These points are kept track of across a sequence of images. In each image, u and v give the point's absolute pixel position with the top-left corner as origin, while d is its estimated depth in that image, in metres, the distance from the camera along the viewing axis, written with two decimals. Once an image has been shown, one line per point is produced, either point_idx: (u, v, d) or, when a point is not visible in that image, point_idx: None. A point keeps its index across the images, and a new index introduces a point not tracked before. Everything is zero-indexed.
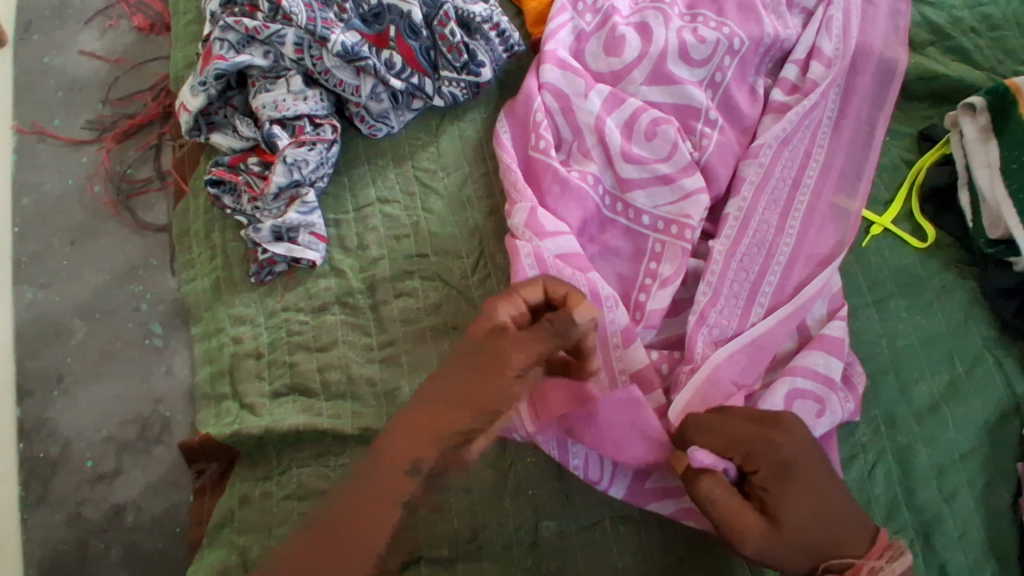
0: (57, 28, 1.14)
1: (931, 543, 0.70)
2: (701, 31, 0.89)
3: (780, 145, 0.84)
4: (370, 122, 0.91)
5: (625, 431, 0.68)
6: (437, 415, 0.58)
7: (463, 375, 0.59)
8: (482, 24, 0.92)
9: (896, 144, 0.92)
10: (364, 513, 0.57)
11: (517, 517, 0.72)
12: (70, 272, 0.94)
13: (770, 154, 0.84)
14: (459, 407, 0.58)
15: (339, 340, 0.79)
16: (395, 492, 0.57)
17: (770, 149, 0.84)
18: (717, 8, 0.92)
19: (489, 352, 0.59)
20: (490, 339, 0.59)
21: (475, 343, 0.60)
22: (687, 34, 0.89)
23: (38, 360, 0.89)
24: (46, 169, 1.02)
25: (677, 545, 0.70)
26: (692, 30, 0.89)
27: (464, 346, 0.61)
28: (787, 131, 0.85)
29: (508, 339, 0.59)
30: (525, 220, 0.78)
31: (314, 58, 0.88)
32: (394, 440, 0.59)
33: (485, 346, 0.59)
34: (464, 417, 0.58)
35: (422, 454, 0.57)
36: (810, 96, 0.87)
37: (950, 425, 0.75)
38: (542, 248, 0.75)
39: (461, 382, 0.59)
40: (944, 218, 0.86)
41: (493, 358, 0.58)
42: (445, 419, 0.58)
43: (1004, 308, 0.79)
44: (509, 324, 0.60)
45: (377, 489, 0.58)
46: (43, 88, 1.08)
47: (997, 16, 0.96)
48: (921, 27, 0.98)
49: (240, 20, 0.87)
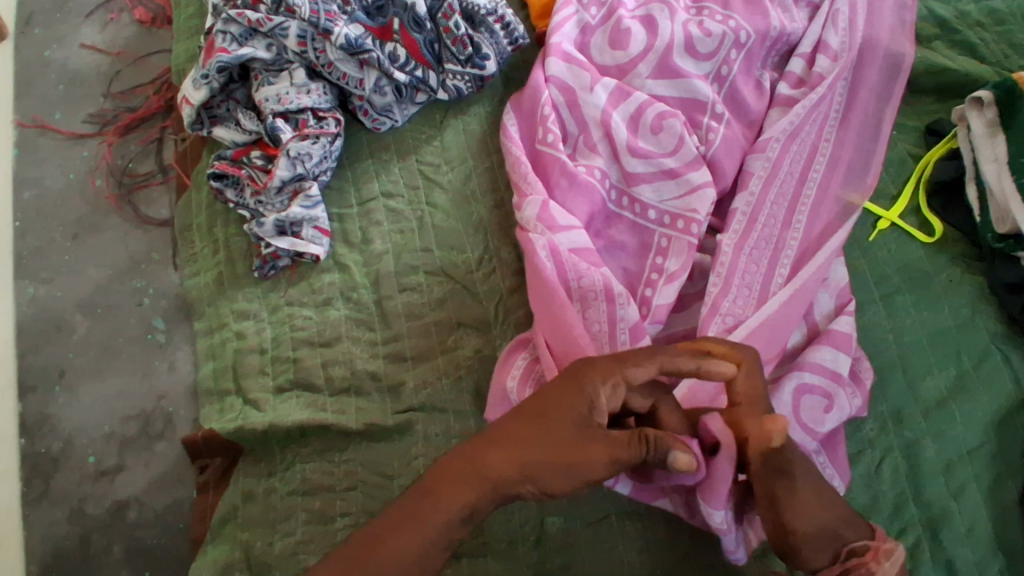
0: (57, 22, 1.13)
1: (938, 539, 0.70)
2: (707, 24, 0.88)
3: (788, 139, 0.84)
4: (373, 115, 0.90)
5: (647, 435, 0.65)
6: (499, 473, 0.56)
7: (544, 454, 0.56)
8: (486, 17, 0.91)
9: (903, 139, 0.92)
10: (400, 542, 0.55)
11: (522, 512, 0.72)
12: (72, 267, 0.94)
13: (778, 148, 0.83)
14: (524, 478, 0.56)
15: (343, 335, 0.79)
16: (438, 531, 0.55)
17: (777, 143, 0.84)
18: (723, 2, 0.92)
19: (581, 444, 0.56)
20: (591, 431, 0.56)
21: (571, 425, 0.56)
22: (692, 28, 0.88)
23: (40, 355, 0.88)
24: (47, 164, 1.01)
25: (682, 541, 0.70)
26: (699, 23, 0.88)
27: (546, 417, 0.57)
28: (794, 126, 0.84)
29: (611, 444, 0.56)
30: (538, 215, 0.77)
31: (317, 51, 0.87)
32: (444, 478, 0.56)
33: (584, 440, 0.56)
34: (526, 488, 0.56)
35: (477, 505, 0.56)
36: (817, 89, 0.86)
37: (957, 421, 0.74)
38: (557, 245, 0.74)
39: (537, 460, 0.56)
40: (950, 213, 0.86)
41: (576, 456, 0.55)
42: (507, 482, 0.56)
43: (1010, 304, 0.78)
44: (604, 413, 0.57)
45: (415, 521, 0.55)
46: (43, 82, 1.07)
47: (1004, 10, 0.96)
48: (928, 21, 0.97)
49: (243, 13, 0.86)
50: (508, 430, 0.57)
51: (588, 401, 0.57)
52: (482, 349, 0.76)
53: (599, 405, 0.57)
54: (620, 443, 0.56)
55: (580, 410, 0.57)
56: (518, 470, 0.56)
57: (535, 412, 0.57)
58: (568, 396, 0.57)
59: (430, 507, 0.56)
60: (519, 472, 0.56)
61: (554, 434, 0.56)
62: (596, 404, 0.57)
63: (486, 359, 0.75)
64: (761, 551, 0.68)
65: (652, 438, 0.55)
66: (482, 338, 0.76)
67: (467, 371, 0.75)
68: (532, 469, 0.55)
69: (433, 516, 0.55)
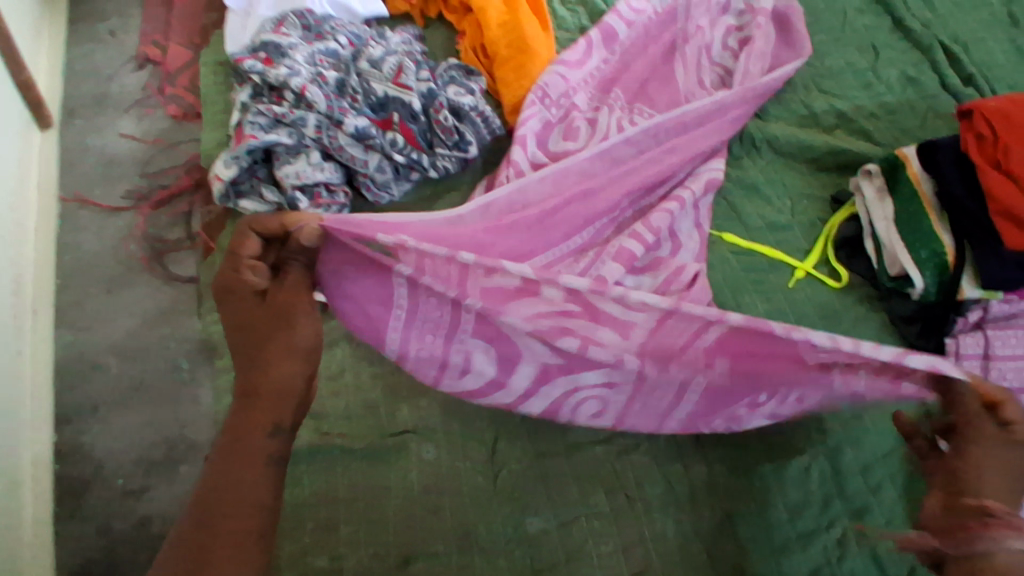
0: (99, 115, 1.31)
1: (861, 528, 0.81)
2: (635, 120, 1.13)
3: (694, 198, 1.04)
4: (375, 191, 1.08)
5: (381, 303, 0.78)
6: (273, 383, 0.63)
7: (273, 330, 0.65)
8: (469, 111, 1.10)
9: (814, 207, 1.10)
10: (224, 501, 0.58)
11: (502, 516, 0.84)
12: (107, 317, 1.06)
13: (684, 204, 1.02)
14: (288, 352, 0.64)
15: (347, 368, 0.96)
16: (258, 452, 0.61)
17: (685, 198, 1.03)
18: (650, 104, 1.19)
19: (278, 307, 0.65)
20: (273, 298, 0.66)
21: (259, 312, 0.66)
22: (624, 122, 1.13)
23: (74, 392, 0.99)
24: (86, 231, 1.15)
25: (638, 548, 0.82)
26: (629, 119, 1.13)
27: (262, 324, 0.65)
28: (701, 194, 1.05)
29: (297, 286, 0.68)
30: (430, 250, 0.71)
31: (330, 138, 1.06)
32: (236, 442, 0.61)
33: (281, 300, 0.66)
34: (298, 361, 0.64)
35: (281, 417, 0.63)
36: (716, 166, 1.09)
37: (872, 429, 0.88)
38: (409, 242, 0.71)
39: (269, 337, 0.65)
40: (855, 262, 1.03)
41: (272, 309, 0.66)
42: (275, 374, 0.63)
43: (909, 332, 0.95)
44: (254, 282, 0.67)
45: (234, 477, 0.59)
46: (85, 163, 1.24)
47: (893, 103, 1.20)
48: (830, 113, 1.20)
49: (271, 107, 1.07)
50: (257, 354, 0.64)
51: (249, 291, 0.67)
52: (445, 401, 0.92)
53: (256, 284, 0.67)
54: (289, 277, 0.68)
55: (250, 298, 0.67)
56: (286, 357, 0.64)
57: (246, 330, 0.66)
58: (243, 305, 0.66)
59: (243, 449, 0.61)
60: (277, 356, 0.64)
61: (263, 320, 0.65)
62: (258, 285, 0.67)
63: (446, 406, 0.92)
64: (682, 466, 0.88)
65: (291, 255, 0.69)
66: None
67: (429, 412, 0.91)
68: (270, 350, 0.64)
69: (246, 460, 0.60)
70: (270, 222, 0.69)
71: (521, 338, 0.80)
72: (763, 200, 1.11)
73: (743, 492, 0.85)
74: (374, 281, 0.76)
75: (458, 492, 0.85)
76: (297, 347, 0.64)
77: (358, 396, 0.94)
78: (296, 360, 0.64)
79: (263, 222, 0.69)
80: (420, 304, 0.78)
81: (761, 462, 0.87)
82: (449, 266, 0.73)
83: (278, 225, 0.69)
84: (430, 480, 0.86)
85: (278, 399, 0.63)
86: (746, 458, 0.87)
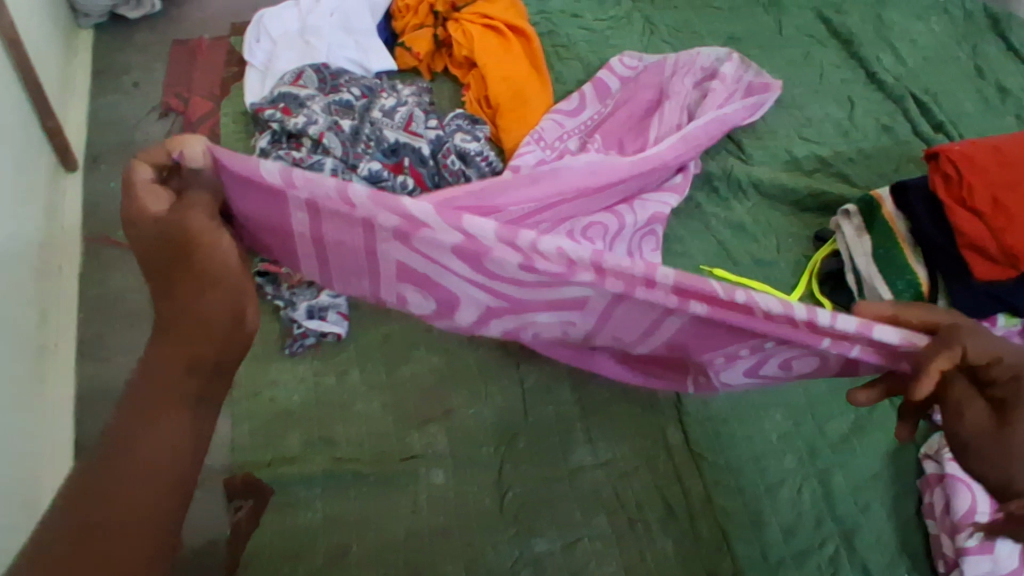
0: (122, 160, 1.38)
1: (853, 547, 0.85)
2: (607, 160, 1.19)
3: (634, 222, 1.12)
4: None
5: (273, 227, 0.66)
6: (189, 325, 0.55)
7: (182, 263, 0.56)
8: (476, 156, 1.18)
9: (799, 244, 1.17)
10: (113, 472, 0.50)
11: (507, 538, 0.87)
12: (127, 350, 1.11)
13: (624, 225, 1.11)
14: (205, 289, 0.55)
15: (359, 395, 1.00)
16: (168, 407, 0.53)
17: (625, 222, 1.11)
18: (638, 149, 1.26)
19: (177, 231, 0.55)
20: (170, 219, 0.56)
21: (160, 241, 0.56)
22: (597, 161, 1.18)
23: (95, 422, 1.03)
24: (108, 268, 1.21)
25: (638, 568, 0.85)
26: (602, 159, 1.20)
27: (169, 255, 0.56)
28: (644, 222, 1.13)
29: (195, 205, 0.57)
30: (320, 181, 0.60)
31: (346, 180, 1.13)
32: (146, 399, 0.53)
33: (181, 222, 0.55)
34: (215, 297, 0.55)
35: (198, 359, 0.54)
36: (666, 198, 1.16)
37: (859, 451, 0.92)
38: (294, 172, 0.60)
39: (181, 271, 0.56)
40: (837, 294, 1.12)
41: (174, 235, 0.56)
42: (192, 312, 0.55)
43: None
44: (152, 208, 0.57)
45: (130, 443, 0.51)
46: (108, 205, 1.30)
47: (869, 149, 1.29)
48: (811, 158, 1.29)
49: (291, 152, 1.14)
50: (172, 292, 0.55)
51: (147, 219, 0.56)
52: (452, 427, 0.97)
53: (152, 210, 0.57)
54: (185, 198, 0.58)
55: (150, 229, 0.56)
56: (203, 291, 0.55)
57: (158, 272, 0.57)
58: (146, 241, 0.57)
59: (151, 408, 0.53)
60: (192, 294, 0.55)
61: (168, 249, 0.56)
62: (159, 215, 0.56)
63: (453, 432, 0.96)
64: (676, 480, 0.92)
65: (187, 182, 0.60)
66: (474, 398, 0.99)
67: (437, 437, 0.95)
68: (184, 285, 0.55)
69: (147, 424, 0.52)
70: (154, 153, 0.59)
71: (447, 266, 0.70)
72: (751, 238, 1.18)
73: (740, 512, 0.88)
74: (268, 198, 0.63)
75: (465, 513, 0.89)
76: (214, 278, 0.56)
77: (367, 422, 0.97)
78: (212, 293, 0.55)
79: (146, 155, 0.58)
80: (325, 226, 0.66)
81: (754, 485, 0.90)
82: (345, 203, 0.62)
83: (161, 149, 0.59)
84: (440, 503, 0.90)
85: (210, 333, 0.55)
86: (741, 479, 0.91)
